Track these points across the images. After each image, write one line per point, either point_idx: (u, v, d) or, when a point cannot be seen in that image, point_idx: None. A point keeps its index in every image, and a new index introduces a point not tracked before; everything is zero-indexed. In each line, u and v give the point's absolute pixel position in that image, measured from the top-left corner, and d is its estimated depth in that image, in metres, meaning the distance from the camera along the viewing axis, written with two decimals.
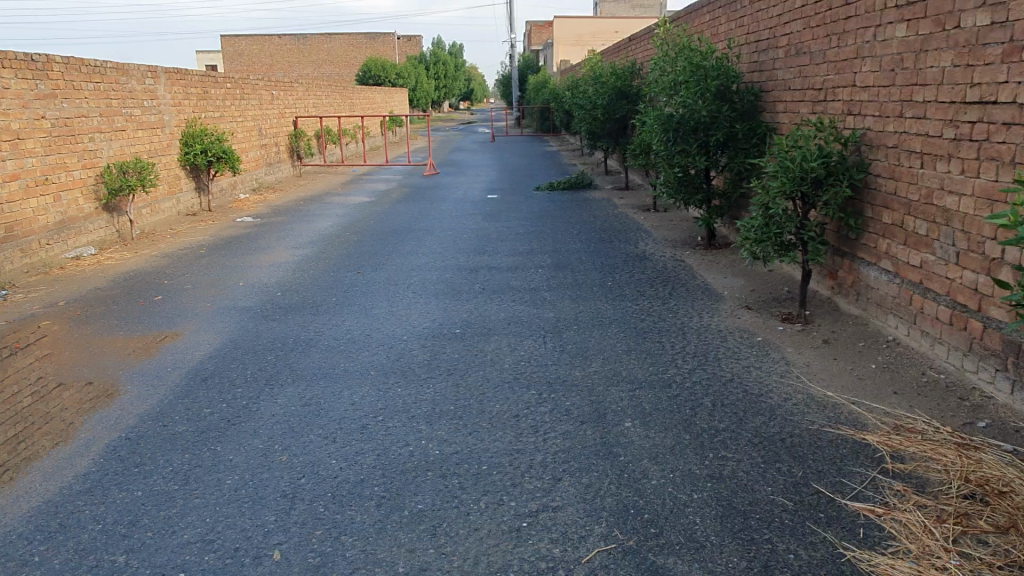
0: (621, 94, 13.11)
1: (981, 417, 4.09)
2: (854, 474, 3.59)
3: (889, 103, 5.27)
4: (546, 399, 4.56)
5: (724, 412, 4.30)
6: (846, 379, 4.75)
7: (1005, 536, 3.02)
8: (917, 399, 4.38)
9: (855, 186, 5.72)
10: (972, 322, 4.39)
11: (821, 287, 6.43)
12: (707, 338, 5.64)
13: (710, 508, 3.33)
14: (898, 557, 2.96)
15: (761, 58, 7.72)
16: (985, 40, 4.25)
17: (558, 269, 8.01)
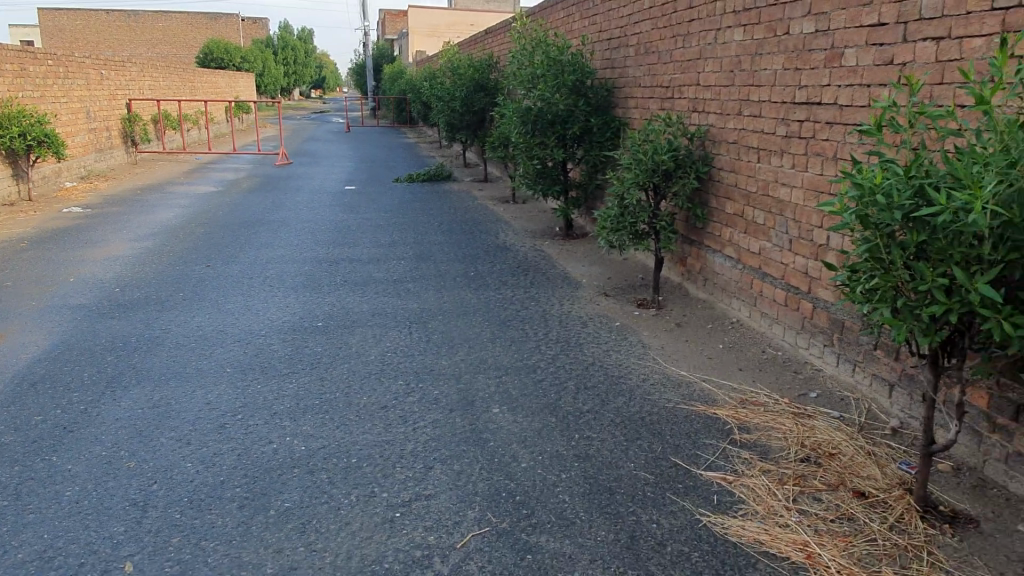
0: (479, 86, 13.19)
1: (812, 388, 4.51)
2: (707, 446, 3.84)
3: (730, 101, 5.67)
4: (414, 389, 4.53)
5: (587, 395, 4.47)
6: (697, 358, 5.08)
7: (835, 493, 3.41)
8: (759, 374, 4.77)
9: (701, 179, 6.11)
10: (803, 302, 4.84)
11: (671, 274, 6.83)
12: (568, 324, 5.82)
13: (578, 486, 3.45)
14: (747, 518, 3.21)
15: (613, 55, 8.05)
16: (810, 46, 4.68)
17: (420, 260, 7.96)
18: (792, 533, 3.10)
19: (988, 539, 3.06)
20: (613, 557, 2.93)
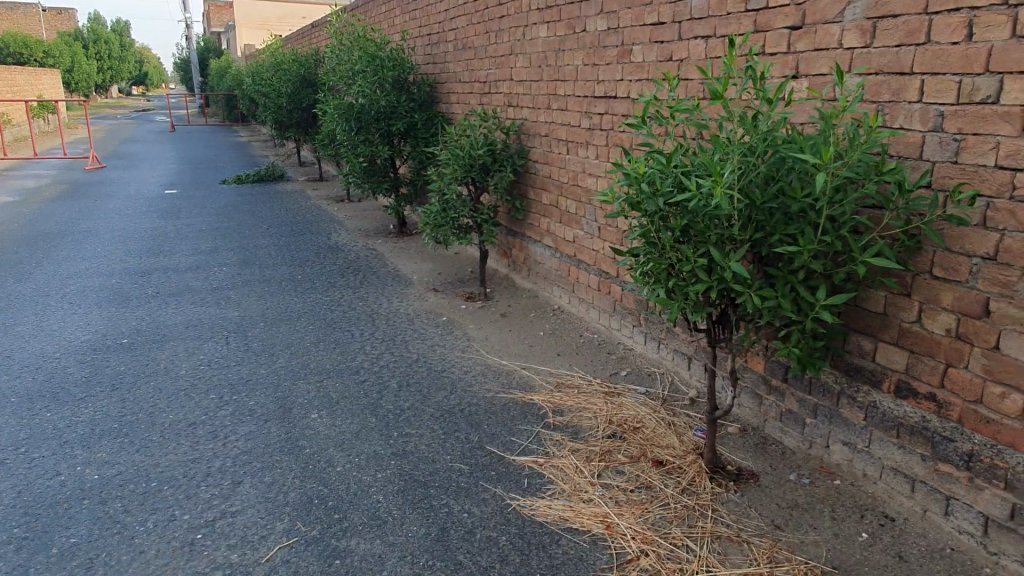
0: (306, 82, 12.78)
1: (623, 366, 4.79)
2: (522, 432, 3.98)
3: (540, 96, 5.85)
4: (226, 402, 4.33)
5: (408, 392, 4.47)
6: (518, 347, 5.23)
7: (636, 464, 3.64)
8: (575, 357, 4.99)
9: (518, 172, 6.28)
10: (613, 286, 5.10)
11: (499, 266, 6.97)
12: (395, 322, 5.80)
13: (392, 484, 3.46)
14: (554, 497, 3.36)
15: (432, 50, 8.06)
16: (605, 43, 4.91)
17: (243, 266, 7.61)
18: (594, 507, 3.28)
19: (764, 491, 3.40)
20: (423, 552, 2.96)
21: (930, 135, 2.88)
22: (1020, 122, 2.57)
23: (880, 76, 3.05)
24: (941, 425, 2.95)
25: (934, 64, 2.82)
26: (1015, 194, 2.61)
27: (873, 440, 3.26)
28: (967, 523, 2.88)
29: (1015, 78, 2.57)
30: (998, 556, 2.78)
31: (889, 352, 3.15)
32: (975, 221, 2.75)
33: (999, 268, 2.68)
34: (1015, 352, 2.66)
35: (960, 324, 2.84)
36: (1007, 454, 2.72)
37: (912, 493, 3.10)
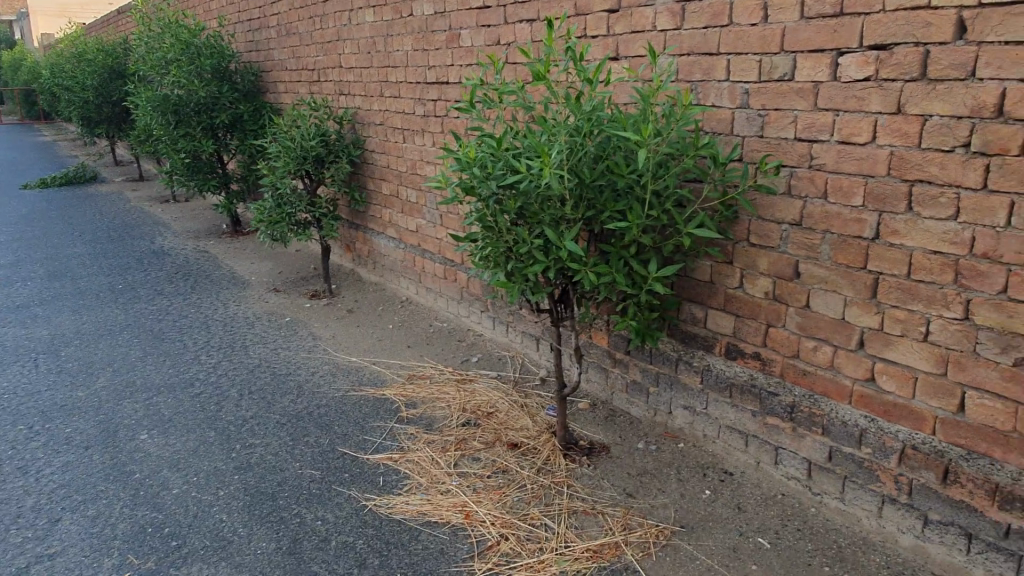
0: (115, 73, 11.70)
1: (474, 353, 4.78)
2: (374, 429, 3.86)
3: (371, 83, 5.69)
4: (38, 432, 3.87)
5: (250, 400, 4.21)
6: (367, 342, 5.08)
7: (491, 449, 3.64)
8: (426, 348, 4.92)
9: (355, 162, 6.09)
10: (459, 273, 5.08)
11: (343, 260, 6.75)
12: (233, 327, 5.45)
13: (237, 500, 3.24)
14: (411, 492, 3.29)
15: (255, 37, 7.61)
16: (432, 28, 4.84)
17: (51, 278, 6.84)
18: (452, 497, 3.24)
19: (615, 461, 3.52)
20: (274, 568, 2.80)
21: (738, 112, 3.08)
22: (812, 97, 2.80)
23: (691, 57, 3.22)
24: (767, 382, 3.18)
25: (737, 45, 3.02)
26: (813, 163, 2.84)
27: (709, 402, 3.46)
28: (793, 469, 3.12)
29: (806, 56, 2.79)
30: (821, 496, 3.04)
31: (718, 317, 3.35)
32: (781, 190, 2.97)
33: (805, 233, 2.91)
34: (823, 308, 2.90)
35: (775, 287, 3.07)
36: (823, 402, 2.97)
37: (746, 447, 3.32)
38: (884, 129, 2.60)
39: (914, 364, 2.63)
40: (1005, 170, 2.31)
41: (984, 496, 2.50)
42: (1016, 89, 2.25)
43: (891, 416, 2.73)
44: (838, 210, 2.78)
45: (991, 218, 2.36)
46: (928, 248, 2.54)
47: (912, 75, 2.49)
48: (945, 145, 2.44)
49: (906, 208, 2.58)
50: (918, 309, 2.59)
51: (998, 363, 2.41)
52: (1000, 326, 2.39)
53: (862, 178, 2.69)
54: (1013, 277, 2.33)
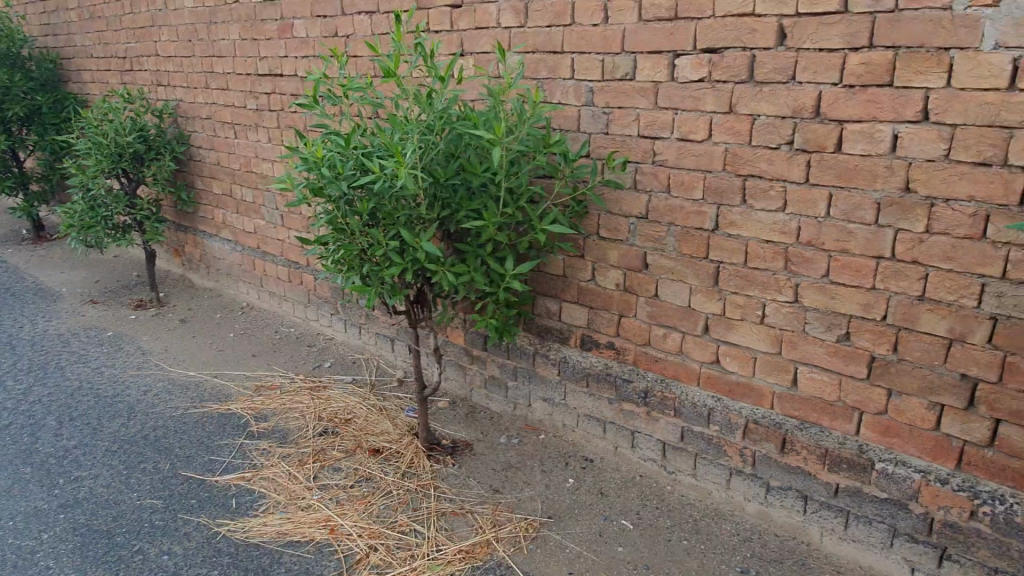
0: None
1: (326, 358, 4.59)
2: (222, 448, 3.60)
3: (194, 74, 5.27)
4: None
5: (73, 428, 3.78)
6: (206, 354, 4.72)
7: (352, 458, 3.52)
8: (273, 356, 4.66)
9: (180, 159, 5.62)
10: (304, 276, 4.85)
11: (172, 266, 6.23)
12: (44, 346, 4.86)
13: (65, 543, 2.89)
14: (269, 512, 3.10)
15: (50, 19, 6.80)
16: (262, 16, 4.56)
17: None
18: (314, 513, 3.09)
19: (479, 458, 3.53)
20: None
21: (583, 109, 3.17)
22: (653, 96, 2.94)
23: (537, 55, 3.26)
24: (621, 369, 3.33)
25: (580, 44, 3.10)
26: (656, 159, 2.98)
27: (567, 392, 3.57)
28: (649, 451, 3.31)
29: (646, 57, 2.91)
30: (675, 474, 3.25)
31: (572, 310, 3.45)
32: (628, 185, 3.10)
33: (650, 226, 3.06)
34: (671, 297, 3.07)
35: (626, 279, 3.21)
36: (673, 385, 3.17)
37: (604, 434, 3.47)
38: (718, 128, 2.78)
39: (753, 345, 2.88)
40: (824, 165, 2.55)
41: (817, 462, 2.80)
42: (831, 92, 2.48)
43: (735, 395, 2.98)
44: (680, 203, 2.95)
45: (814, 209, 2.60)
46: (761, 238, 2.75)
47: (742, 77, 2.68)
48: (772, 143, 2.65)
49: (741, 201, 2.78)
50: (755, 294, 2.82)
51: (825, 340, 2.68)
52: (824, 307, 2.65)
53: (700, 173, 2.87)
54: (834, 263, 2.59)
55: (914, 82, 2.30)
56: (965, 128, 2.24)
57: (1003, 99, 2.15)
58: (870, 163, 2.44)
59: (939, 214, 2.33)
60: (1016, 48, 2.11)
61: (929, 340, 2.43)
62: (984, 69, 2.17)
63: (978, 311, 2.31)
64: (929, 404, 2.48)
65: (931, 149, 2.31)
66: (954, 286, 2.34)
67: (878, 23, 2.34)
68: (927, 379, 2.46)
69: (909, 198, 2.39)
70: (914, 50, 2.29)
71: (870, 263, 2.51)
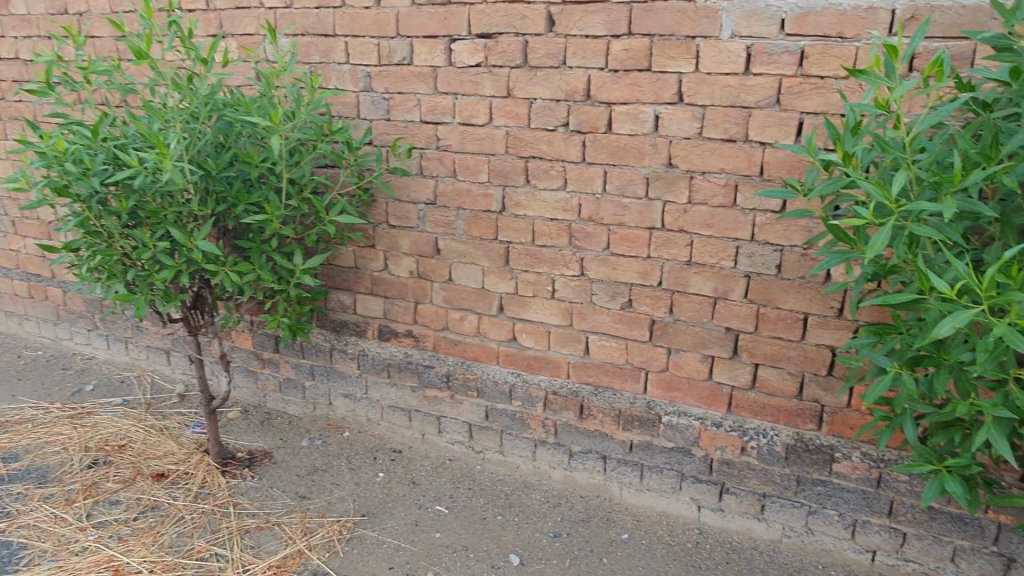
0: None
1: (87, 380, 4.06)
2: None
3: None
4: None
5: None
6: None
7: (132, 487, 3.16)
8: (18, 385, 4.02)
9: None
10: (51, 290, 4.24)
11: None
12: None
13: None
14: (33, 565, 2.69)
15: None
16: None
17: None
18: (92, 555, 2.74)
19: (281, 466, 3.34)
20: None
21: (362, 95, 3.08)
22: (432, 81, 2.93)
23: (307, 38, 3.11)
24: (422, 356, 3.33)
25: (352, 27, 3.00)
26: (440, 144, 2.99)
27: (369, 386, 3.48)
28: (457, 434, 3.35)
29: (421, 41, 2.90)
30: (483, 452, 3.33)
31: (367, 301, 3.37)
32: (414, 171, 3.07)
33: (439, 211, 3.07)
34: (465, 280, 3.12)
35: (419, 265, 3.19)
36: (474, 366, 3.23)
37: (410, 423, 3.45)
38: (498, 111, 2.84)
39: (546, 319, 3.01)
40: (597, 145, 2.71)
41: (612, 423, 3.00)
42: (598, 76, 2.64)
43: (533, 369, 3.11)
44: (467, 187, 2.99)
45: (592, 186, 2.77)
46: (546, 216, 2.88)
47: (516, 62, 2.76)
48: (549, 125, 2.77)
49: (525, 181, 2.88)
50: (544, 271, 2.95)
51: (609, 309, 2.87)
52: (607, 277, 2.84)
53: (485, 157, 2.92)
54: (613, 236, 2.78)
55: (669, 67, 2.52)
56: (713, 108, 2.50)
57: (741, 82, 2.44)
58: (637, 141, 2.64)
59: (698, 186, 2.59)
60: (748, 37, 2.40)
61: (698, 300, 2.70)
62: (724, 56, 2.44)
63: (735, 270, 2.61)
64: (701, 357, 2.76)
65: (687, 127, 2.56)
66: (714, 250, 2.62)
67: (634, 12, 2.53)
68: (698, 335, 2.74)
69: (672, 173, 2.62)
70: (666, 38, 2.50)
71: (644, 234, 2.72)
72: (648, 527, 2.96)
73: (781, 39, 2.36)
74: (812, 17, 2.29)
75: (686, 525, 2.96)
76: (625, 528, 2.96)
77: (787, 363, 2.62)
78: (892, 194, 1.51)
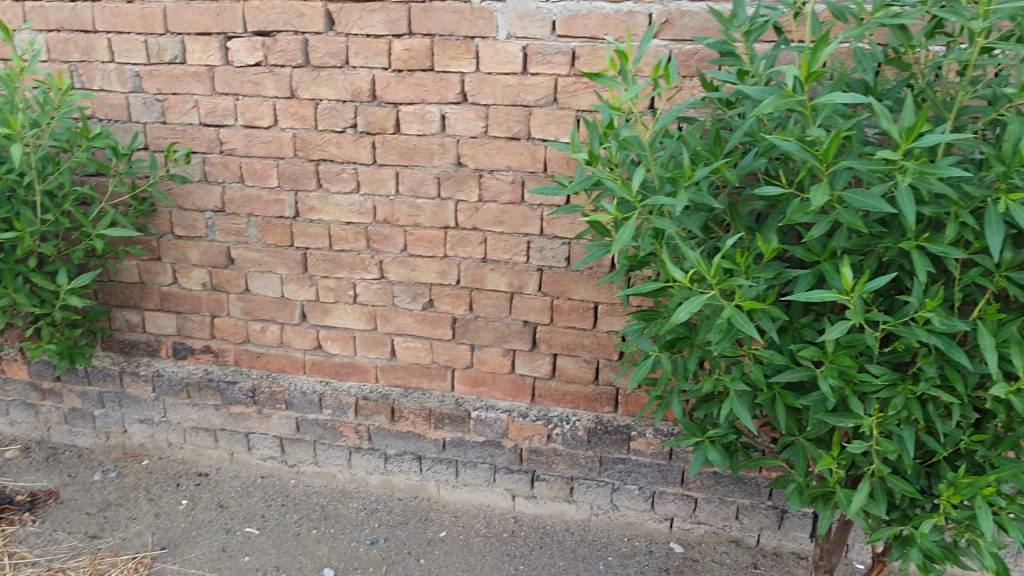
0: None
1: None
2: None
3: None
4: None
5: None
6: None
7: None
8: None
9: None
10: None
11: None
12: None
13: None
14: None
15: None
16: None
17: None
18: None
19: (68, 506, 3.04)
20: None
21: (132, 96, 2.85)
22: (209, 81, 2.76)
23: (63, 34, 2.83)
24: (223, 372, 3.15)
25: (115, 22, 2.77)
26: (223, 148, 2.83)
27: (167, 408, 3.25)
28: (267, 450, 3.21)
29: (194, 39, 2.72)
30: (297, 466, 3.21)
31: (157, 318, 3.13)
32: (197, 177, 2.89)
33: (228, 218, 2.91)
34: (262, 289, 2.98)
35: (212, 277, 3.01)
36: (280, 378, 3.10)
37: (216, 443, 3.26)
38: (283, 112, 2.73)
39: (351, 325, 2.95)
40: (387, 146, 2.68)
41: (424, 423, 3.00)
42: (382, 76, 2.61)
43: (341, 375, 3.04)
44: (257, 193, 2.85)
45: (385, 188, 2.73)
46: (341, 220, 2.81)
47: (298, 61, 2.66)
48: (337, 127, 2.70)
49: (316, 185, 2.79)
50: (344, 275, 2.88)
51: (413, 310, 2.86)
52: (408, 279, 2.82)
53: (272, 160, 2.80)
54: (409, 237, 2.77)
55: (451, 67, 2.54)
56: (496, 107, 2.54)
57: (520, 82, 2.50)
58: (426, 142, 2.64)
59: (487, 184, 2.63)
60: (523, 37, 2.46)
61: (495, 296, 2.76)
62: (502, 56, 2.48)
63: (528, 264, 2.68)
64: (504, 351, 2.82)
65: (473, 127, 2.58)
66: (507, 246, 2.68)
67: (413, 12, 2.51)
68: (499, 329, 2.80)
69: (462, 172, 2.64)
70: (446, 38, 2.52)
71: (439, 234, 2.73)
72: (466, 522, 2.99)
73: (554, 40, 2.44)
74: (580, 20, 2.39)
75: (503, 515, 3.03)
76: (443, 526, 2.97)
77: (582, 351, 2.73)
78: (634, 187, 1.60)
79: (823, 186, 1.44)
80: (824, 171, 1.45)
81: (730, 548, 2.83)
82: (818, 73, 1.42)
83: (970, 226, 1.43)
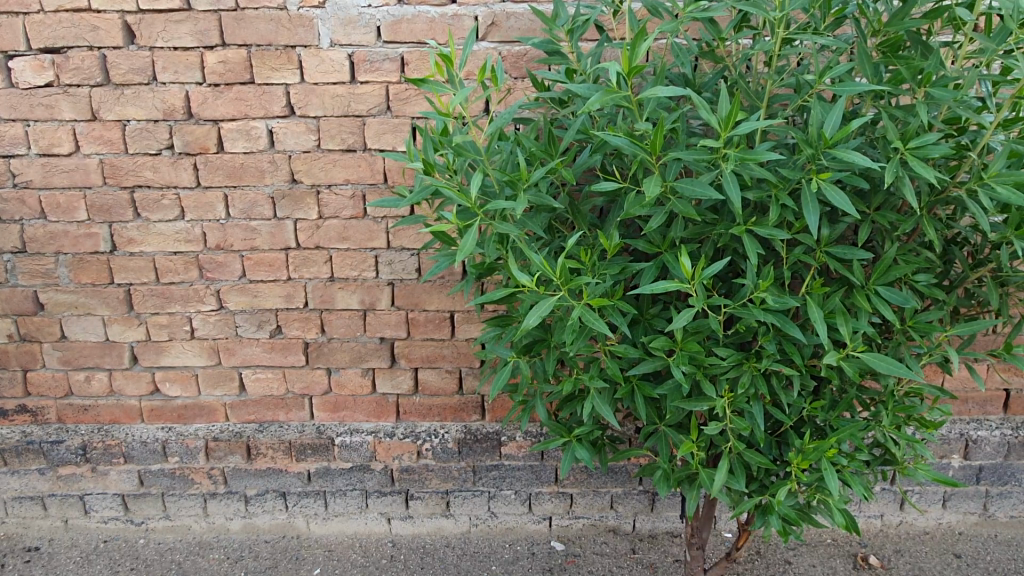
0: None
1: None
2: None
3: None
4: None
5: None
6: None
7: None
8: None
9: None
10: None
11: None
12: None
13: None
14: None
15: None
16: None
17: None
18: None
19: None
20: None
21: None
22: None
23: None
24: (44, 432, 2.81)
25: None
26: (17, 181, 2.50)
27: None
28: (108, 510, 2.90)
29: None
30: (145, 522, 2.93)
31: None
32: None
33: (31, 258, 2.59)
34: (82, 334, 2.68)
35: (19, 326, 2.68)
36: (114, 430, 2.81)
37: (46, 511, 2.91)
38: (85, 137, 2.45)
39: (190, 362, 2.71)
40: (210, 166, 2.47)
41: (284, 456, 2.82)
42: (197, 92, 2.39)
43: (186, 419, 2.80)
44: (63, 228, 2.55)
45: (213, 212, 2.52)
46: (167, 250, 2.57)
47: (97, 80, 2.39)
48: (151, 148, 2.46)
49: (134, 215, 2.54)
50: (176, 310, 2.64)
51: (259, 339, 2.68)
52: (249, 306, 2.63)
53: (78, 191, 2.51)
54: (247, 262, 2.57)
55: (272, 79, 2.37)
56: (326, 119, 2.41)
57: (350, 91, 2.38)
58: (255, 159, 2.46)
59: (326, 200, 2.49)
60: (347, 45, 2.34)
61: (348, 314, 2.63)
62: (328, 65, 2.35)
63: (378, 279, 2.57)
64: (363, 371, 2.71)
65: (304, 141, 2.43)
66: (354, 262, 2.55)
67: (224, 21, 2.32)
68: (354, 349, 2.67)
69: (297, 189, 2.49)
70: (264, 48, 2.34)
71: (279, 256, 2.56)
72: (341, 555, 2.83)
73: (380, 47, 2.33)
74: (406, 24, 2.30)
75: (379, 541, 2.90)
76: (317, 563, 2.79)
77: (443, 362, 2.67)
78: (471, 192, 1.53)
79: (655, 177, 1.45)
80: (655, 162, 1.46)
81: (609, 538, 2.87)
82: (638, 69, 1.43)
83: (790, 207, 1.52)
